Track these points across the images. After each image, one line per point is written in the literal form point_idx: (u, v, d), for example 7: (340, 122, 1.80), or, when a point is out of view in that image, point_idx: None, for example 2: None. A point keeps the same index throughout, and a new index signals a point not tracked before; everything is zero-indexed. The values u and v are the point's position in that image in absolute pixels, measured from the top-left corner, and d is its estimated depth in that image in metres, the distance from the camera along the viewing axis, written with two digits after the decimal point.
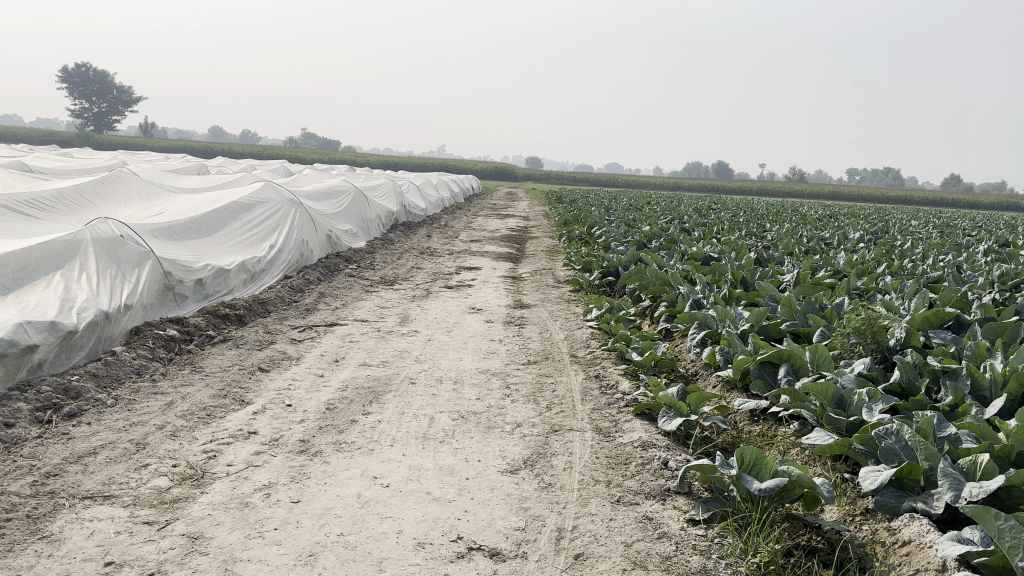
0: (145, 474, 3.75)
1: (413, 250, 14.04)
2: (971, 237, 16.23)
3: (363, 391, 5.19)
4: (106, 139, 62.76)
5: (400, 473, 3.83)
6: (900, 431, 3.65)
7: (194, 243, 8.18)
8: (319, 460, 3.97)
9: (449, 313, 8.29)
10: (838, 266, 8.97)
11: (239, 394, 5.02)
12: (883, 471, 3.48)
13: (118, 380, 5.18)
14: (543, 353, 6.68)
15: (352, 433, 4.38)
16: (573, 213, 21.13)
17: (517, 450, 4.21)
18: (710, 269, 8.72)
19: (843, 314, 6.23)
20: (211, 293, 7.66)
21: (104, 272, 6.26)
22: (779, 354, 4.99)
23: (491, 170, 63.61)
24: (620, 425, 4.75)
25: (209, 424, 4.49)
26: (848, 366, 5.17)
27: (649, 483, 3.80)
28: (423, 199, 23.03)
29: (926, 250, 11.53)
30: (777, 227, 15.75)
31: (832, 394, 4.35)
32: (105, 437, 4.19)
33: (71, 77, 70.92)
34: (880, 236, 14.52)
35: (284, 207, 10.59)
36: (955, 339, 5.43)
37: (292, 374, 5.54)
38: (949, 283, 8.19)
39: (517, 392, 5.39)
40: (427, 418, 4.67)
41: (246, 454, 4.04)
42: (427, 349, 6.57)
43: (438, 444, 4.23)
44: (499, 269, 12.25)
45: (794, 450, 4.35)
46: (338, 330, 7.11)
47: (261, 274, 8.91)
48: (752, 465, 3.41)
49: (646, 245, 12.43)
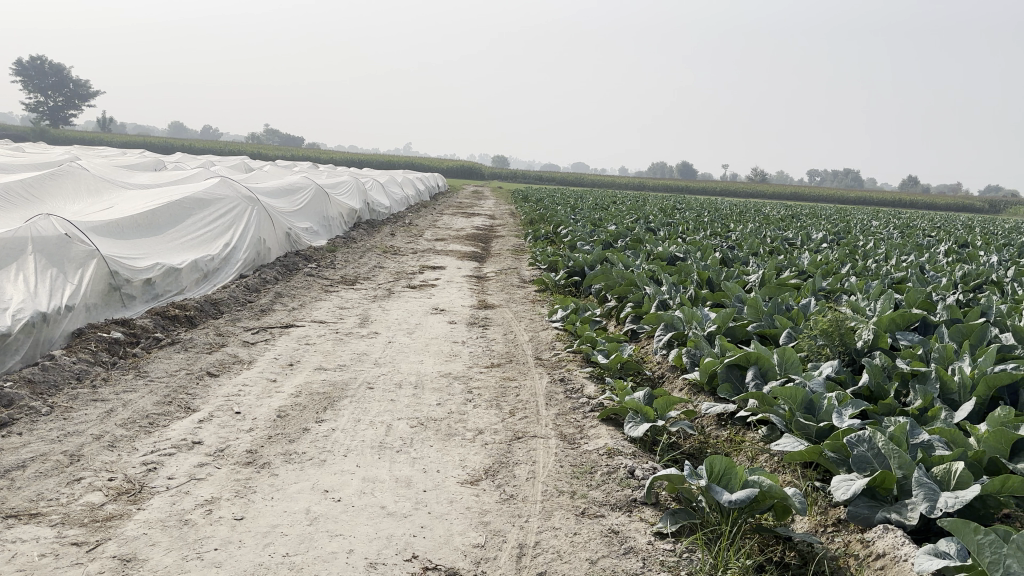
0: (77, 490, 3.49)
1: (376, 249, 13.77)
2: (930, 237, 16.43)
3: (318, 397, 4.96)
4: (61, 133, 61.12)
5: (353, 486, 3.62)
6: (873, 438, 3.53)
7: (143, 241, 7.86)
8: (267, 472, 3.75)
9: (411, 314, 8.07)
10: (803, 267, 8.93)
11: (185, 401, 4.77)
12: (855, 481, 3.36)
13: (56, 387, 4.88)
14: (507, 355, 6.50)
15: (304, 443, 4.16)
16: (539, 211, 20.99)
17: (478, 460, 4.03)
18: (676, 269, 8.61)
19: (810, 315, 6.13)
20: (161, 293, 7.36)
21: (44, 272, 5.95)
22: (747, 356, 4.87)
23: (456, 168, 63.30)
24: (585, 431, 4.59)
25: (151, 433, 4.24)
26: (816, 369, 5.07)
27: (615, 493, 3.63)
28: (387, 196, 22.69)
29: (889, 250, 11.59)
30: (742, 227, 15.74)
31: (802, 398, 4.21)
32: (36, 449, 3.91)
33: (27, 71, 69.12)
34: (843, 237, 14.60)
35: (241, 204, 10.27)
36: (922, 341, 5.37)
37: (242, 380, 5.28)
38: (913, 283, 8.17)
39: (480, 397, 5.20)
40: (385, 426, 4.46)
41: (189, 466, 3.80)
42: (387, 351, 6.35)
43: (395, 454, 4.03)
44: (464, 268, 12.05)
45: (763, 456, 4.22)
46: (294, 332, 6.86)
47: (214, 274, 8.59)
48: (721, 474, 3.26)
49: (612, 245, 12.31)
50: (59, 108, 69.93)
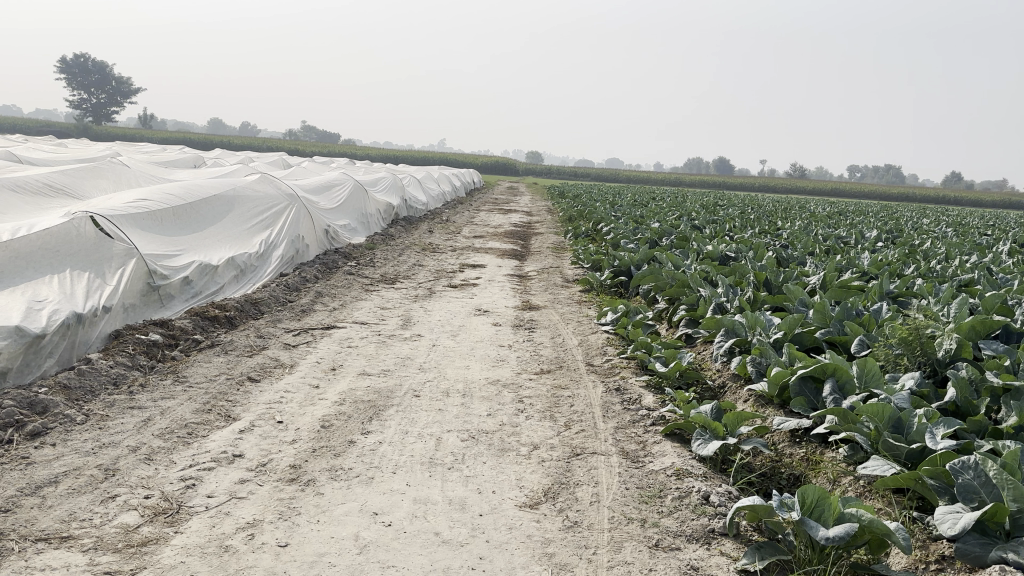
0: (111, 510, 3.26)
1: (415, 247, 13.53)
2: (988, 236, 15.69)
3: (363, 406, 4.70)
4: (103, 130, 61.99)
5: (404, 509, 3.34)
6: (980, 465, 3.16)
7: (181, 238, 7.71)
8: (312, 491, 3.49)
9: (454, 315, 7.80)
10: (864, 268, 8.48)
11: (225, 409, 4.54)
12: (963, 514, 3.00)
13: (92, 392, 4.69)
14: (557, 361, 6.19)
15: (350, 458, 3.89)
16: (579, 208, 20.64)
17: (536, 480, 3.73)
18: (730, 270, 8.24)
19: (883, 321, 5.73)
20: (200, 291, 7.19)
21: (80, 273, 5.80)
22: (823, 368, 4.51)
23: (492, 165, 63.19)
24: (649, 448, 4.27)
25: (190, 444, 4.02)
26: (895, 381, 4.69)
27: (690, 522, 3.32)
28: (424, 192, 22.52)
29: (950, 250, 11.05)
30: (790, 225, 15.23)
31: (889, 416, 3.85)
32: (69, 463, 3.70)
33: (71, 68, 70.32)
34: (899, 236, 14.01)
35: (281, 201, 10.11)
36: (1009, 351, 4.94)
37: (284, 386, 5.05)
38: (983, 285, 7.68)
39: (532, 407, 4.90)
40: (434, 439, 4.19)
41: (229, 483, 3.56)
42: (431, 356, 6.08)
43: (447, 472, 3.75)
44: (505, 267, 11.76)
45: (846, 479, 3.87)
46: (335, 333, 6.63)
47: (253, 272, 8.40)
48: (814, 506, 2.95)
49: (657, 243, 11.93)
50: (102, 105, 71.11)
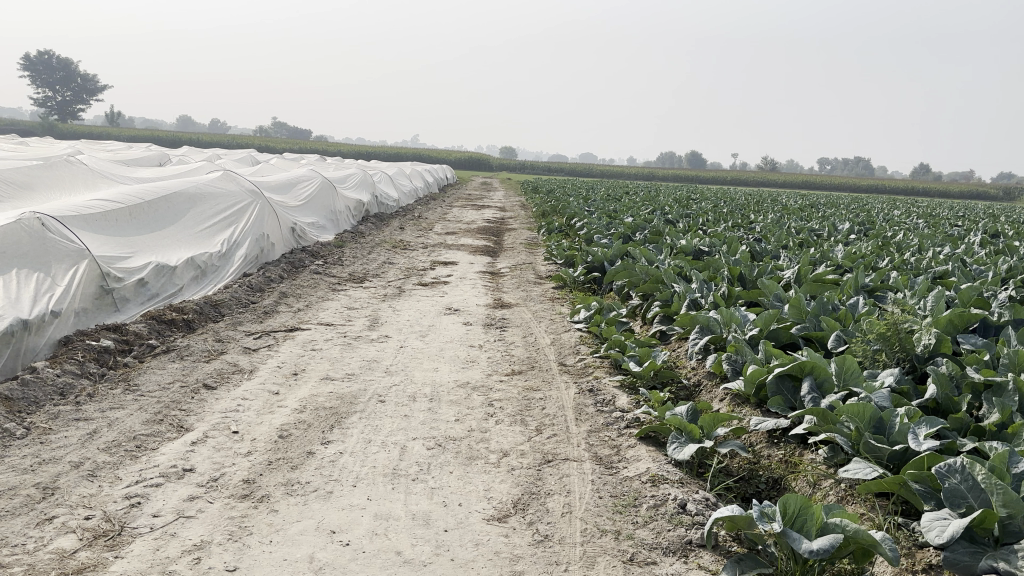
0: (47, 533, 3.03)
1: (385, 244, 13.28)
2: (958, 227, 15.77)
3: (324, 413, 4.49)
4: (68, 128, 60.76)
5: (364, 526, 3.14)
6: (967, 468, 3.01)
7: (137, 238, 7.41)
8: (266, 508, 3.28)
9: (423, 314, 7.58)
10: (838, 261, 8.39)
11: (177, 419, 4.31)
12: (951, 521, 2.86)
13: (36, 403, 4.43)
14: (529, 361, 6.01)
15: (307, 471, 3.68)
16: (552, 203, 20.45)
17: (505, 490, 3.54)
18: (703, 265, 8.11)
19: (860, 316, 5.60)
20: (157, 292, 6.91)
21: (27, 276, 5.51)
22: (801, 366, 4.36)
23: (466, 161, 62.87)
24: (623, 452, 4.11)
25: (138, 458, 3.78)
26: (874, 378, 4.55)
27: (666, 534, 3.15)
28: (396, 188, 22.22)
29: (922, 241, 11.01)
30: (763, 219, 15.16)
31: (870, 416, 3.70)
32: (5, 482, 3.45)
33: (33, 66, 68.67)
34: (871, 228, 14.01)
35: (244, 198, 9.82)
36: (988, 345, 4.81)
37: (242, 393, 4.81)
38: (958, 277, 7.60)
39: (502, 411, 4.71)
40: (398, 448, 3.99)
41: (177, 501, 3.34)
42: (398, 358, 5.87)
43: (411, 484, 3.56)
44: (476, 264, 11.56)
45: (827, 482, 3.72)
46: (298, 336, 6.40)
47: (214, 272, 8.12)
48: (796, 516, 2.81)
49: (630, 238, 11.80)
50: (66, 103, 69.69)
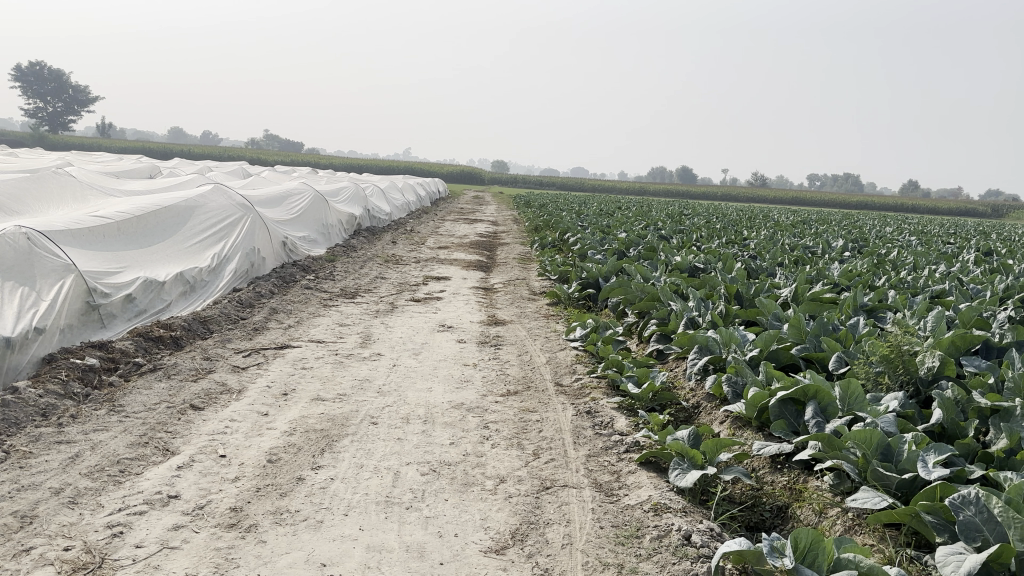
0: (24, 565, 2.89)
1: (377, 259, 13.15)
2: (952, 245, 15.78)
3: (315, 436, 4.35)
4: (58, 139, 60.48)
5: (356, 559, 3.01)
6: (983, 500, 2.92)
7: (126, 252, 7.28)
8: (254, 539, 3.14)
9: (416, 332, 7.46)
10: (835, 279, 8.31)
11: (163, 442, 4.17)
12: (968, 556, 2.75)
13: (17, 424, 4.29)
14: (524, 381, 5.90)
15: (297, 498, 3.54)
16: (545, 217, 20.38)
17: (503, 519, 3.42)
18: (700, 282, 8.02)
19: (860, 337, 5.50)
20: (145, 309, 6.77)
21: (11, 291, 5.37)
22: (804, 390, 4.26)
23: (457, 174, 62.90)
24: (623, 478, 3.99)
25: (121, 483, 3.65)
26: (878, 402, 4.45)
27: (671, 567, 3.03)
28: (388, 202, 22.13)
29: (917, 259, 10.97)
30: (756, 235, 15.12)
31: (878, 442, 3.59)
32: None
33: (24, 77, 68.38)
34: (865, 245, 13.98)
35: (236, 212, 9.69)
36: (992, 368, 4.71)
37: (230, 414, 4.68)
38: (956, 297, 7.53)
39: (498, 434, 4.60)
40: (391, 473, 3.86)
41: (161, 530, 3.20)
42: (391, 377, 5.75)
43: (405, 512, 3.43)
44: (469, 279, 11.45)
45: (834, 511, 3.61)
46: (289, 354, 6.26)
47: (203, 287, 7.98)
48: (807, 550, 2.71)
49: (625, 254, 11.73)
50: (57, 114, 69.47)
